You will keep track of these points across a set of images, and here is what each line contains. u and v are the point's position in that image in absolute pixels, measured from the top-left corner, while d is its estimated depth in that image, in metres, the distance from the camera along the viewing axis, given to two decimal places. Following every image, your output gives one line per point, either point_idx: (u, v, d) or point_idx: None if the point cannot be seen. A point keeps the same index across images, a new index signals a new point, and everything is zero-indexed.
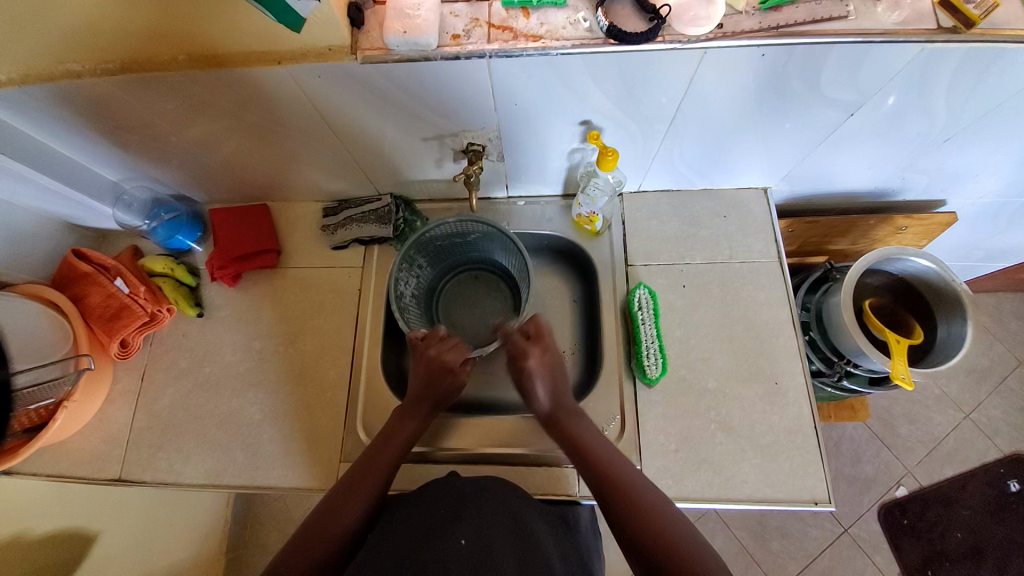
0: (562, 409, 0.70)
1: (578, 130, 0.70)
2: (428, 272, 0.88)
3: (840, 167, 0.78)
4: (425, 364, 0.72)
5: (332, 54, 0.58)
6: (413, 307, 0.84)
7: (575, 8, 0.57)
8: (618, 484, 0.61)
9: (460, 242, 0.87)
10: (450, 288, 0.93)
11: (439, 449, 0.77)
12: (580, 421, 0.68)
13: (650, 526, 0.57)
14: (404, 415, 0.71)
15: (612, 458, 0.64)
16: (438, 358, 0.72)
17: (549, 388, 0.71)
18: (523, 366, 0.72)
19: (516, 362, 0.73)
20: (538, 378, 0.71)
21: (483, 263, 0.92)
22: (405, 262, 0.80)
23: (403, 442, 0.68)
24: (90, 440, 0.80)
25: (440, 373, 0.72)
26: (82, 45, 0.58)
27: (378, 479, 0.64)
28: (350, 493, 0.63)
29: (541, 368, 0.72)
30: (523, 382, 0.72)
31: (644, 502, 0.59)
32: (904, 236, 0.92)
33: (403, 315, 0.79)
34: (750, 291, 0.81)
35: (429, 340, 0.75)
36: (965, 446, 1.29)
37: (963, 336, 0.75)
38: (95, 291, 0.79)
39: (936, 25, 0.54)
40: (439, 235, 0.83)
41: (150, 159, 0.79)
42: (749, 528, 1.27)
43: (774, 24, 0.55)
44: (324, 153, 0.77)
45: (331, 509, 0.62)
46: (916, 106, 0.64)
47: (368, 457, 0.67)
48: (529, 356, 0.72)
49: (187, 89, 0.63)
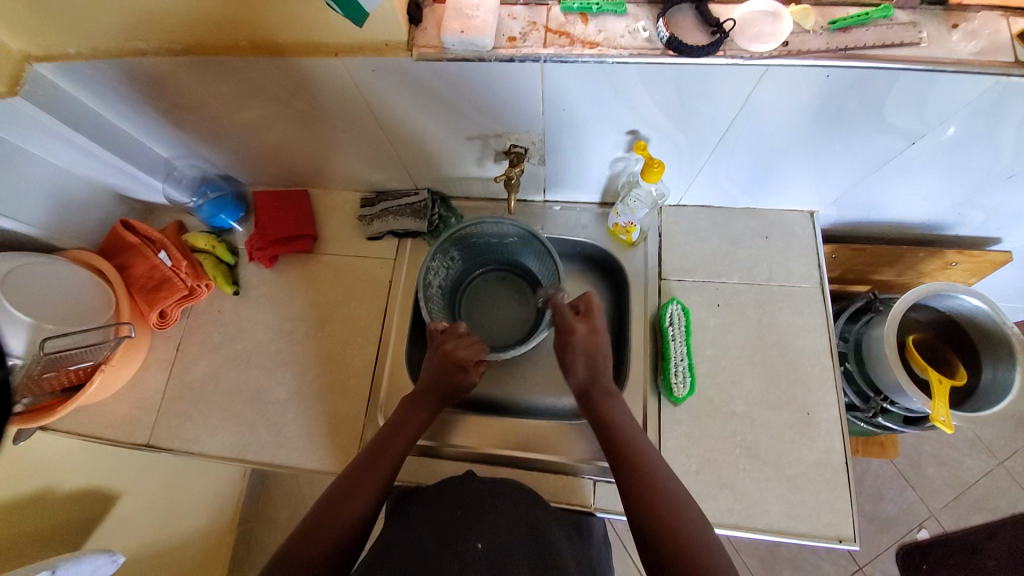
0: (606, 409, 0.67)
1: (625, 139, 0.69)
2: (457, 266, 0.89)
3: (894, 195, 0.75)
4: (438, 359, 0.72)
5: (388, 49, 0.58)
6: (437, 299, 0.85)
7: (635, 17, 0.57)
8: (645, 481, 0.59)
9: (491, 241, 0.88)
10: (475, 286, 0.93)
11: (446, 445, 0.77)
12: (625, 422, 0.66)
13: (676, 543, 0.54)
14: (412, 405, 0.71)
15: (654, 466, 0.61)
16: (454, 353, 0.72)
17: (591, 366, 0.70)
18: (569, 341, 0.71)
19: (562, 337, 0.72)
20: (581, 354, 0.70)
21: (512, 267, 0.92)
22: (438, 253, 0.81)
23: (410, 434, 0.68)
24: (123, 404, 0.83)
25: (452, 370, 0.71)
26: (151, 26, 0.60)
27: (387, 468, 0.65)
28: (359, 478, 0.63)
29: (586, 346, 0.70)
30: (565, 356, 0.72)
31: (670, 507, 0.57)
32: (953, 271, 0.88)
33: (427, 305, 0.80)
34: (787, 316, 0.79)
35: (448, 335, 0.74)
36: (997, 495, 1.23)
37: (1010, 383, 0.72)
38: (141, 262, 0.82)
39: (1014, 58, 0.52)
40: (474, 232, 0.83)
41: (202, 138, 0.81)
42: (759, 557, 1.24)
43: (842, 45, 0.53)
44: (367, 144, 0.78)
45: (343, 492, 0.62)
46: (982, 138, 0.61)
47: (376, 446, 0.66)
48: (575, 333, 0.71)
49: (243, 73, 0.64)
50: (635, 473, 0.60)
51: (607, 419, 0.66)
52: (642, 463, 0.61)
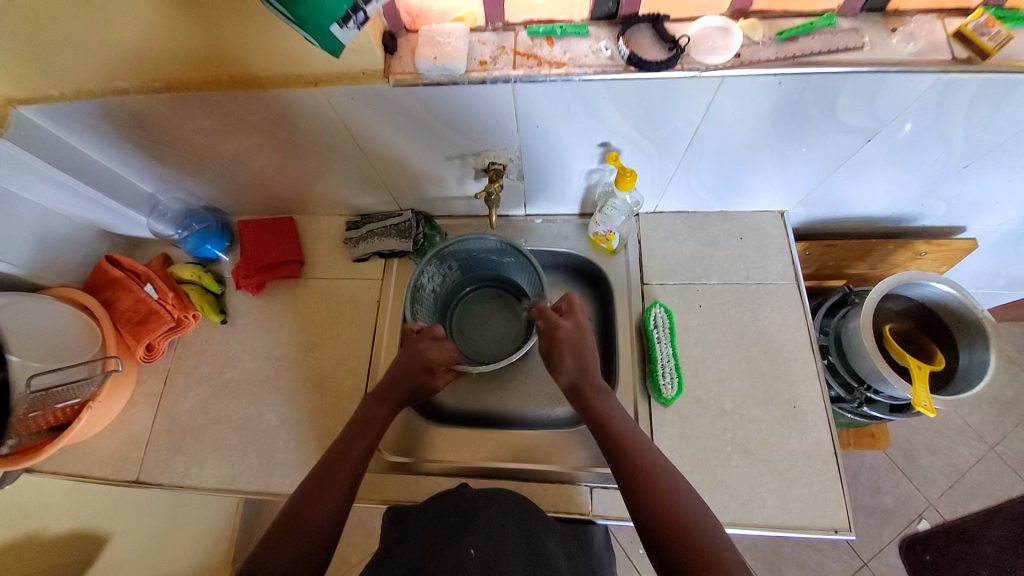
0: (615, 421, 0.64)
1: (597, 151, 0.72)
2: (453, 277, 0.91)
3: (858, 192, 0.79)
4: (410, 355, 0.73)
5: (365, 78, 0.61)
6: (427, 303, 0.86)
7: (597, 37, 0.60)
8: (639, 465, 0.59)
9: (490, 258, 0.89)
10: (466, 301, 0.94)
11: (431, 460, 0.77)
12: (633, 432, 0.63)
13: (682, 531, 0.53)
14: (373, 405, 0.70)
15: (667, 476, 0.58)
16: (423, 352, 0.73)
17: (577, 362, 0.70)
18: (555, 338, 0.72)
19: (548, 336, 0.73)
20: (566, 350, 0.70)
21: (506, 288, 0.94)
22: (436, 259, 0.83)
23: (374, 432, 0.68)
24: (110, 441, 0.83)
25: (417, 369, 0.72)
26: (131, 66, 0.62)
27: (355, 463, 0.64)
28: (328, 477, 0.61)
29: (571, 342, 0.71)
30: (552, 355, 0.72)
31: (667, 490, 0.57)
32: (923, 262, 0.92)
33: (415, 306, 0.81)
34: (767, 313, 0.81)
35: (422, 335, 0.75)
36: (990, 480, 1.25)
37: (986, 365, 0.74)
38: (126, 296, 0.82)
39: (951, 56, 0.55)
40: (475, 246, 0.85)
41: (184, 171, 0.83)
42: (764, 558, 1.24)
43: (790, 54, 0.56)
44: (349, 169, 0.80)
45: (317, 491, 0.60)
46: (934, 132, 0.64)
47: (341, 447, 0.65)
48: (561, 329, 0.72)
49: (223, 106, 0.66)
50: (647, 486, 0.57)
51: (614, 428, 0.63)
52: (656, 476, 0.58)
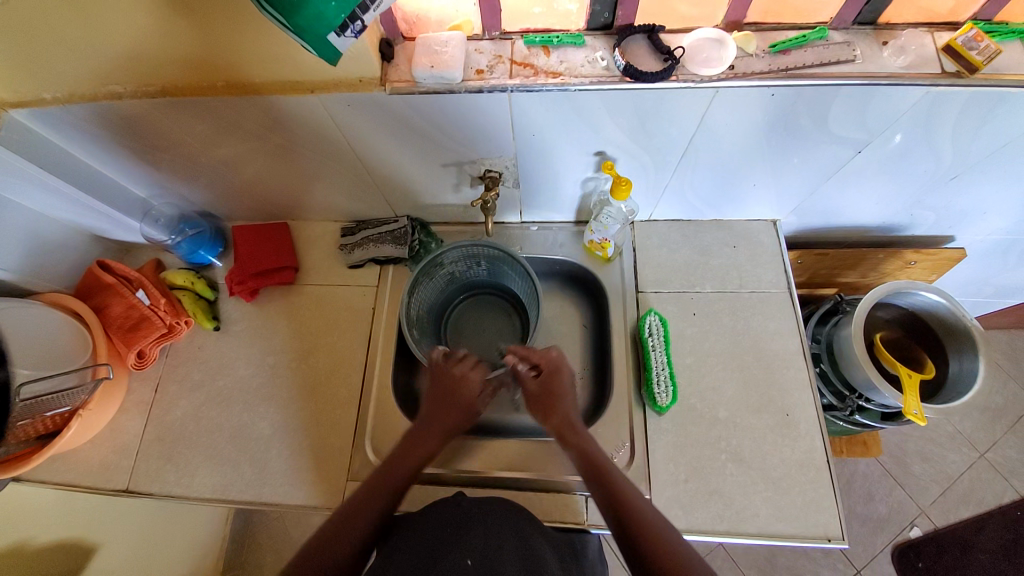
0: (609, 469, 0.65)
1: (593, 160, 0.72)
2: (467, 273, 0.91)
3: (849, 201, 0.80)
4: (449, 384, 0.72)
5: (362, 85, 0.61)
6: (433, 285, 0.87)
7: (593, 48, 0.61)
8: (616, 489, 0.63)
9: (504, 271, 0.89)
10: (468, 301, 0.94)
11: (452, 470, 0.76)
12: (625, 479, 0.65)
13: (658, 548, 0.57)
14: (417, 435, 0.71)
15: (662, 524, 0.60)
16: (465, 377, 0.72)
17: (570, 409, 0.71)
18: (556, 385, 0.71)
19: (546, 383, 0.71)
20: (570, 393, 0.72)
21: (509, 305, 0.93)
22: (453, 252, 0.84)
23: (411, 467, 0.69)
24: (100, 449, 0.81)
25: (463, 391, 0.72)
26: (126, 70, 0.61)
27: (387, 494, 0.66)
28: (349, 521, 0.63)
29: (568, 389, 0.72)
30: (556, 396, 0.71)
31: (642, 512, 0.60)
32: (913, 271, 0.93)
33: (420, 281, 0.83)
34: (760, 321, 0.81)
35: (449, 361, 0.74)
36: (981, 487, 1.26)
37: (976, 374, 0.75)
38: (117, 301, 0.81)
39: (941, 70, 0.56)
40: (492, 253, 0.85)
41: (179, 176, 0.82)
42: (758, 567, 1.23)
43: (783, 66, 0.57)
44: (345, 175, 0.80)
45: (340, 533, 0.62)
46: (922, 144, 0.65)
47: (367, 488, 0.66)
48: (567, 368, 0.72)
49: (219, 112, 0.66)
50: (629, 511, 0.60)
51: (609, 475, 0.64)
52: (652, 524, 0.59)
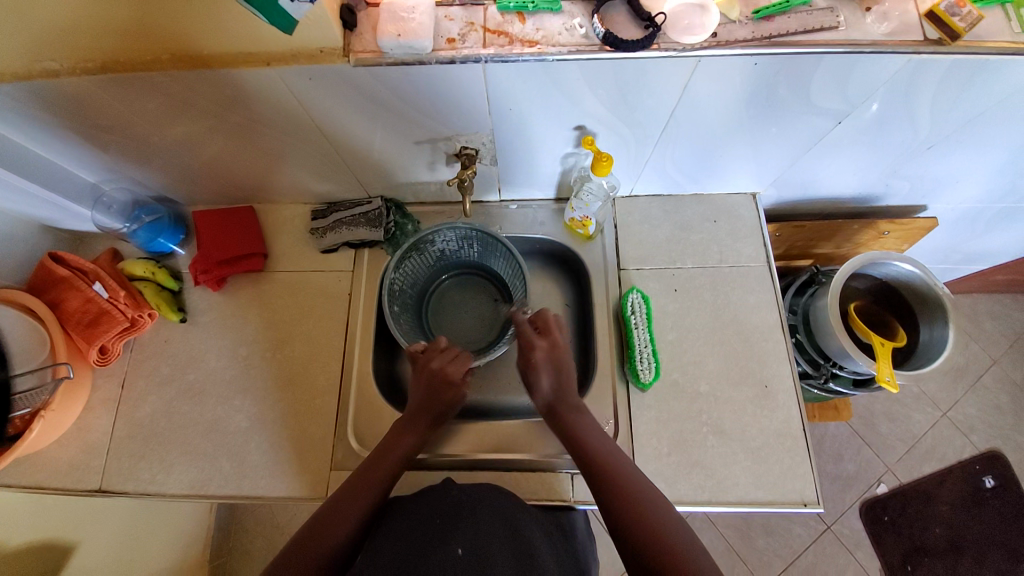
0: (623, 482, 0.61)
1: (572, 135, 0.70)
2: (460, 252, 0.89)
3: (828, 173, 0.80)
4: (426, 377, 0.72)
5: (324, 56, 0.57)
6: (423, 258, 0.85)
7: (571, 14, 0.57)
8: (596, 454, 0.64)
9: (496, 255, 0.86)
10: (458, 279, 0.92)
11: (435, 456, 0.76)
12: (613, 454, 0.65)
13: (636, 515, 0.58)
14: (403, 429, 0.70)
15: (665, 523, 0.58)
16: (442, 370, 0.72)
17: (554, 381, 0.71)
18: (531, 358, 0.72)
19: (524, 355, 0.73)
20: (542, 369, 0.71)
21: (499, 290, 0.90)
22: (442, 230, 0.81)
23: (402, 454, 0.68)
24: (67, 450, 0.78)
25: (441, 386, 0.71)
26: (59, 43, 0.56)
27: (374, 489, 0.65)
28: (331, 517, 0.62)
29: (548, 361, 0.72)
30: (528, 374, 0.72)
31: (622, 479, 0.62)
32: (886, 241, 0.94)
33: (406, 255, 0.80)
34: (740, 296, 0.82)
35: (430, 352, 0.74)
36: (943, 443, 1.33)
37: (945, 340, 0.77)
38: (73, 295, 0.76)
39: (923, 37, 0.55)
40: (482, 235, 0.82)
41: (131, 159, 0.76)
42: (737, 527, 1.29)
43: (765, 34, 0.55)
44: (311, 154, 0.75)
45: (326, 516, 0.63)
46: (902, 111, 0.65)
47: (349, 488, 0.65)
48: (536, 349, 0.72)
49: (168, 87, 0.61)
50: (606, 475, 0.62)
51: (620, 487, 0.61)
52: (658, 526, 0.57)
